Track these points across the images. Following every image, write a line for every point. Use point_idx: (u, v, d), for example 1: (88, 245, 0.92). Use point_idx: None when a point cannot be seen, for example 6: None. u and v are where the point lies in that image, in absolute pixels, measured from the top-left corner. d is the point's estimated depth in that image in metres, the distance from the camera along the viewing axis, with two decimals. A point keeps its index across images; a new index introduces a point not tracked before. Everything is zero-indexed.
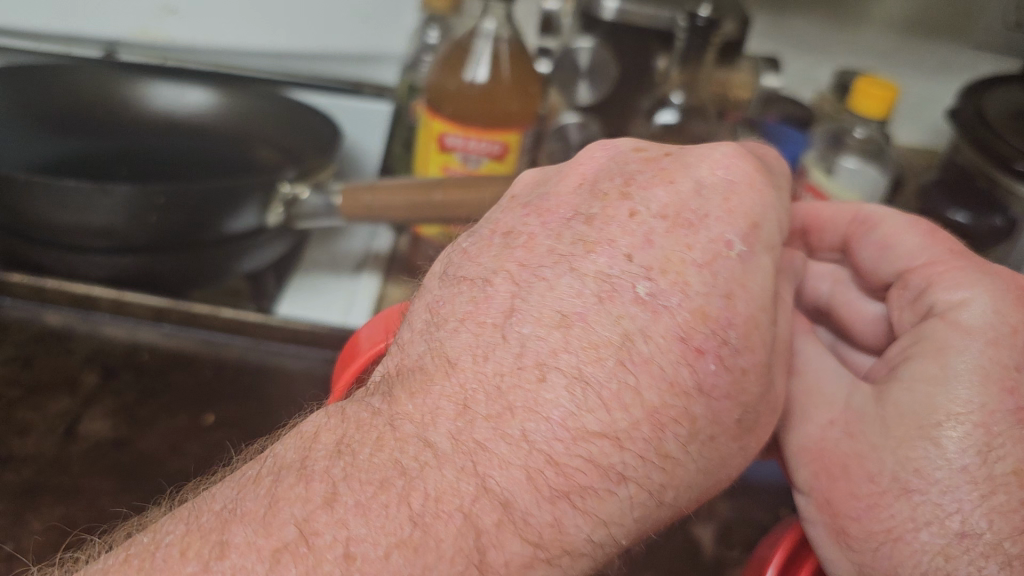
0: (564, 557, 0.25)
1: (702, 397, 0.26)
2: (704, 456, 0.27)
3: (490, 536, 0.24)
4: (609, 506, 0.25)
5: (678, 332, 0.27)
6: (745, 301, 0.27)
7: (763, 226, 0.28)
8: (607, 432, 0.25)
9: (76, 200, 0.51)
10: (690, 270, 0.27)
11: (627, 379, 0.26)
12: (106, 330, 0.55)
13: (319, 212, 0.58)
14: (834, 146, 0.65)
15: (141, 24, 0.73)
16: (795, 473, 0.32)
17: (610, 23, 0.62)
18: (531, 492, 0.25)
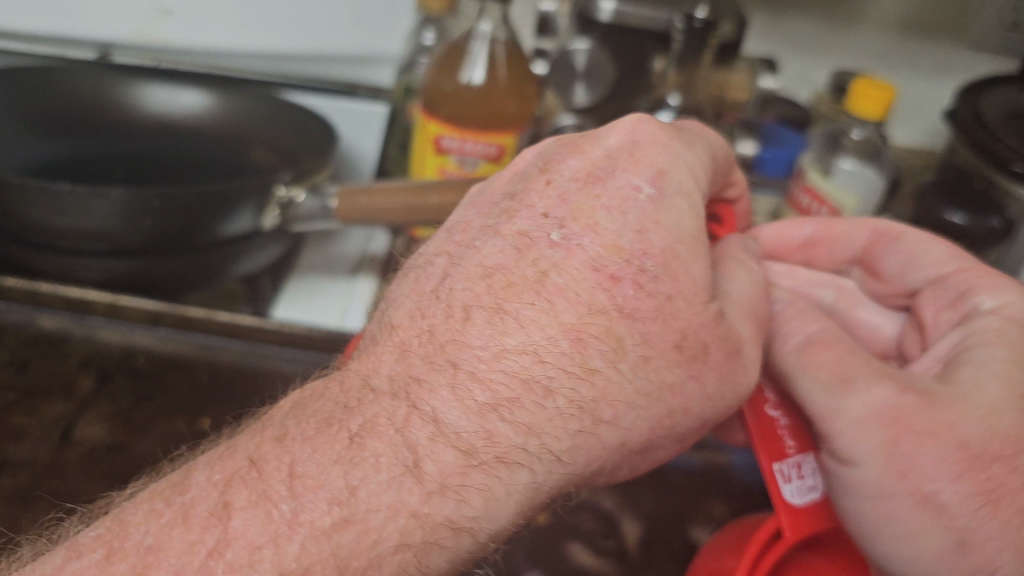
0: (501, 468, 0.28)
1: (626, 318, 0.30)
2: (643, 376, 0.30)
3: (424, 449, 0.29)
4: (537, 417, 0.29)
5: (591, 261, 0.30)
6: (661, 235, 0.31)
7: (671, 172, 0.32)
8: (522, 347, 0.30)
9: (71, 203, 0.51)
10: (600, 213, 0.31)
11: (546, 304, 0.30)
12: (100, 335, 0.54)
13: (316, 215, 0.59)
14: (831, 147, 0.65)
15: (136, 26, 0.73)
16: (858, 445, 0.32)
17: (607, 25, 0.63)
18: (459, 408, 0.29)
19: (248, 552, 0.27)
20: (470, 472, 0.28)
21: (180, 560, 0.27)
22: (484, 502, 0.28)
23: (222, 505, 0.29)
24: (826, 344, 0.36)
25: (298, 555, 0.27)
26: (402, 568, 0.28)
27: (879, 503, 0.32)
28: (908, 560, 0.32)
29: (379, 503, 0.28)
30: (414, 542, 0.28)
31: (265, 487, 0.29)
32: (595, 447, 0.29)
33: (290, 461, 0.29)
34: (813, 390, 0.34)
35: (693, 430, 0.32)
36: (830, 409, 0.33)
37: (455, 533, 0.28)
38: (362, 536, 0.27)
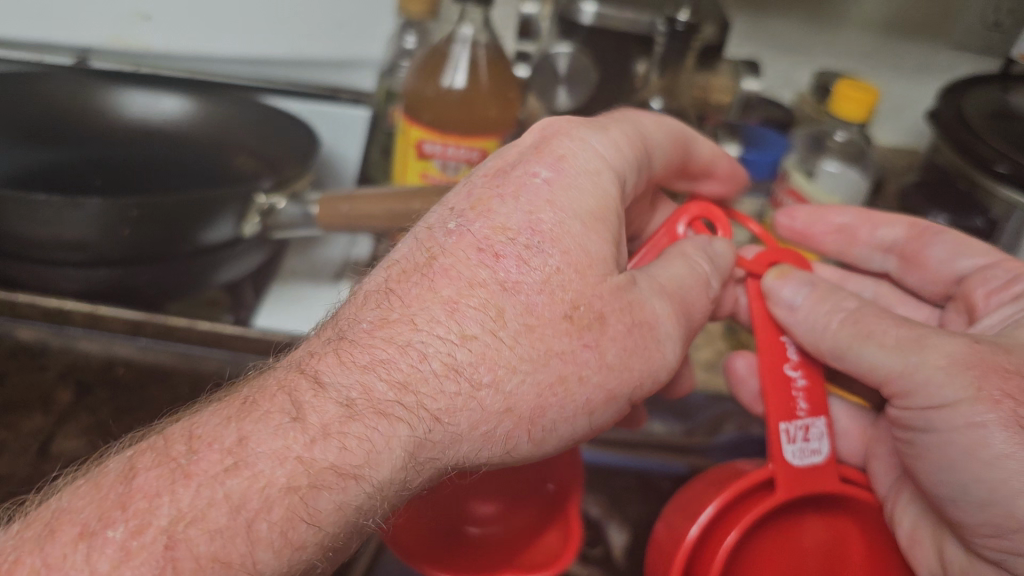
0: (380, 421, 0.29)
1: (507, 291, 0.31)
2: (526, 344, 0.30)
3: (310, 404, 0.29)
4: (412, 376, 0.30)
5: (477, 240, 0.32)
6: (552, 212, 0.33)
7: (573, 155, 0.34)
8: (402, 318, 0.31)
9: (46, 214, 0.50)
10: (495, 202, 0.33)
11: (428, 283, 0.31)
12: (80, 345, 0.53)
13: (297, 222, 0.58)
14: (815, 150, 0.65)
15: (114, 32, 0.72)
16: (946, 385, 0.34)
17: (587, 27, 0.62)
18: (338, 364, 0.30)
19: (147, 502, 0.28)
20: (350, 422, 0.29)
21: (88, 512, 0.28)
22: (366, 452, 0.29)
23: (128, 469, 0.29)
24: (880, 315, 0.38)
25: (192, 499, 0.27)
26: (291, 513, 0.28)
27: (969, 432, 0.34)
28: (995, 484, 0.34)
29: (267, 450, 0.28)
30: (300, 485, 0.28)
31: (166, 449, 0.29)
32: (476, 410, 0.30)
33: (192, 427, 0.30)
34: (880, 356, 0.36)
35: (598, 402, 0.32)
36: (907, 365, 0.35)
37: (342, 479, 0.28)
38: (251, 481, 0.28)
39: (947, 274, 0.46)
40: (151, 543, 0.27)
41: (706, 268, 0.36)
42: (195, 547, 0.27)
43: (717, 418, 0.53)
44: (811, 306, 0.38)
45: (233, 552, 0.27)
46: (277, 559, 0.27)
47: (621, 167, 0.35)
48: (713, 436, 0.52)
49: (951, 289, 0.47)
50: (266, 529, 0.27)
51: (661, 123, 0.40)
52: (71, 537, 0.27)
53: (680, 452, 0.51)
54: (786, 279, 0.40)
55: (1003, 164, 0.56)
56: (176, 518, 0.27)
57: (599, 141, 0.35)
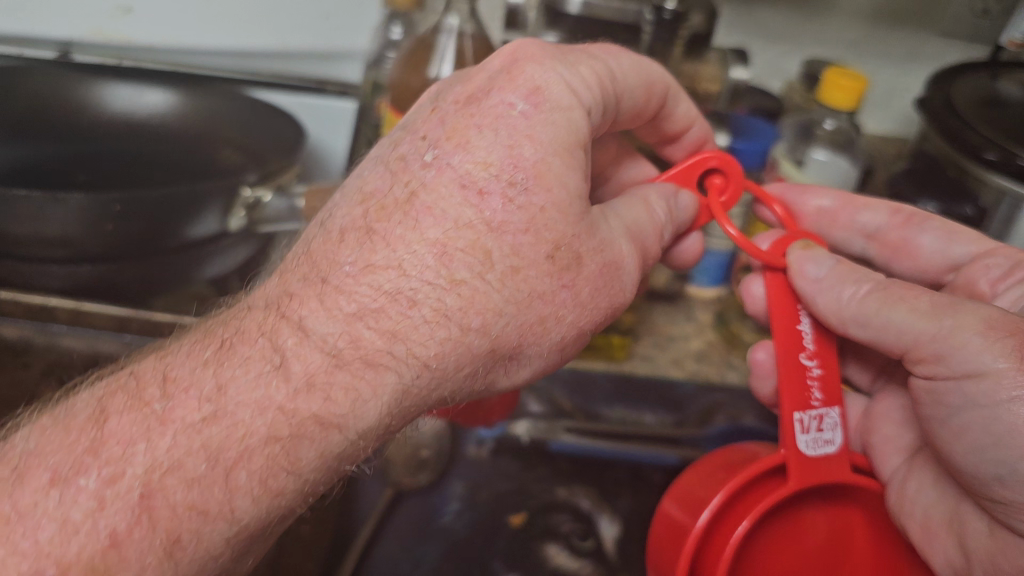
0: (367, 370, 0.29)
1: (494, 232, 0.30)
2: (511, 287, 0.31)
3: (291, 351, 0.30)
4: (401, 323, 0.30)
5: (459, 176, 0.31)
6: (532, 147, 0.31)
7: (548, 88, 0.32)
8: (388, 263, 0.30)
9: (28, 209, 0.49)
10: (472, 132, 0.32)
11: (413, 223, 0.31)
12: (64, 342, 0.53)
13: (283, 217, 0.57)
14: (804, 137, 0.66)
15: (96, 24, 0.70)
16: (984, 353, 0.32)
17: (575, 16, 0.61)
18: (326, 316, 0.30)
19: (121, 448, 0.29)
20: (337, 371, 0.29)
21: (59, 459, 0.29)
22: (351, 401, 0.29)
23: (98, 412, 0.30)
24: (912, 286, 0.36)
25: (169, 448, 0.28)
26: (271, 462, 0.29)
27: (1011, 407, 0.32)
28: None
29: (247, 400, 0.29)
30: (283, 434, 0.29)
31: (138, 392, 0.30)
32: (463, 352, 0.30)
33: (166, 368, 0.31)
34: (910, 320, 0.35)
35: (570, 339, 0.33)
36: (941, 328, 0.33)
37: (324, 430, 0.29)
38: (231, 430, 0.29)
39: (940, 262, 0.45)
40: (126, 492, 0.28)
41: (660, 216, 0.37)
42: (171, 496, 0.28)
43: (710, 406, 0.53)
44: (834, 280, 0.37)
45: (209, 501, 0.28)
46: (254, 506, 0.29)
47: (593, 103, 0.33)
48: (704, 427, 0.52)
49: (944, 278, 0.45)
50: (243, 477, 0.29)
51: (635, 63, 0.37)
52: (41, 483, 0.28)
53: (669, 442, 0.51)
54: (812, 253, 0.39)
55: (990, 151, 0.56)
56: (151, 467, 0.28)
57: (569, 75, 0.33)
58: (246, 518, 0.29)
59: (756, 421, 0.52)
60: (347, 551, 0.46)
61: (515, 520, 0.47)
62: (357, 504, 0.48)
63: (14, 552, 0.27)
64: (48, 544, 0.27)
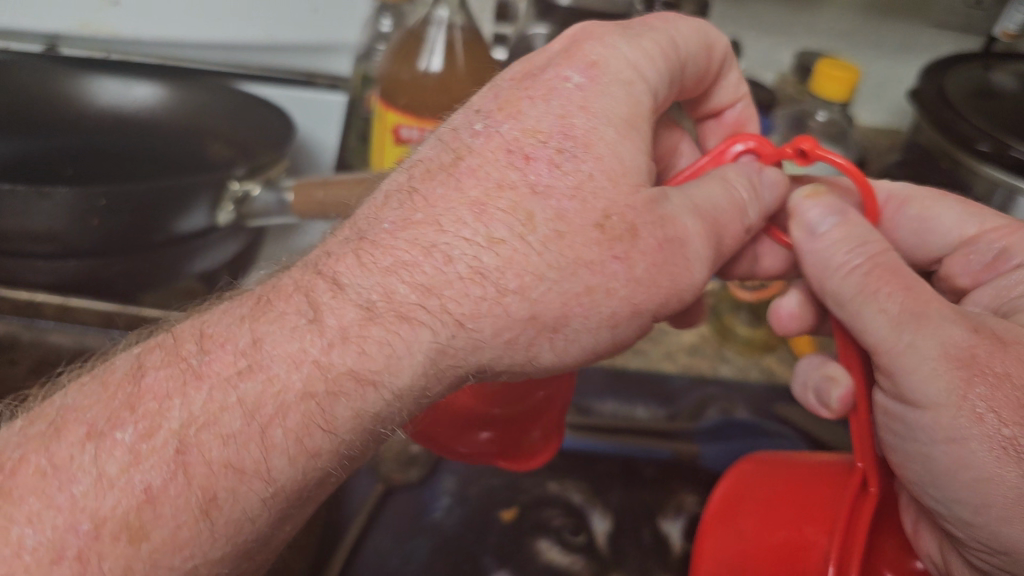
0: (402, 325, 0.28)
1: (538, 194, 0.29)
2: (554, 251, 0.28)
3: (327, 305, 0.28)
4: (436, 279, 0.28)
5: (506, 142, 0.30)
6: (585, 117, 0.30)
7: (607, 62, 0.31)
8: (427, 219, 0.29)
9: (12, 206, 0.48)
10: (525, 104, 0.31)
11: (455, 184, 0.30)
12: (51, 338, 0.53)
13: (272, 210, 0.56)
14: (796, 129, 0.65)
15: (84, 16, 0.69)
16: (926, 389, 0.30)
17: (566, 9, 0.61)
18: (359, 267, 0.29)
19: (157, 403, 0.27)
20: (371, 325, 0.28)
21: (95, 412, 0.27)
22: (387, 356, 0.28)
23: (136, 367, 0.28)
24: (903, 271, 0.33)
25: (203, 403, 0.27)
26: (307, 417, 0.27)
27: (951, 448, 0.30)
28: (980, 507, 0.30)
29: (282, 352, 0.27)
30: (317, 392, 0.27)
31: (177, 348, 0.28)
32: (501, 317, 0.28)
33: (202, 325, 0.29)
34: (879, 321, 0.32)
35: (624, 315, 0.30)
36: (899, 344, 0.31)
37: (361, 385, 0.27)
38: (266, 385, 0.27)
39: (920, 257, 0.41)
40: (162, 447, 0.26)
41: (744, 196, 0.33)
42: (208, 452, 0.26)
43: (702, 400, 0.53)
44: (836, 237, 0.34)
45: (246, 459, 0.26)
46: (292, 466, 0.27)
47: (658, 79, 0.32)
48: (696, 421, 0.52)
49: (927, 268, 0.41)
50: (280, 435, 0.27)
51: (695, 27, 0.35)
52: (79, 437, 0.27)
53: (662, 437, 0.51)
54: (820, 198, 0.35)
55: (983, 142, 0.56)
56: (187, 421, 0.27)
57: (630, 49, 0.32)
58: (282, 480, 0.27)
59: (749, 416, 0.52)
60: (333, 552, 0.45)
61: (505, 515, 0.47)
62: (346, 502, 0.47)
63: (48, 506, 0.25)
64: (83, 499, 0.25)
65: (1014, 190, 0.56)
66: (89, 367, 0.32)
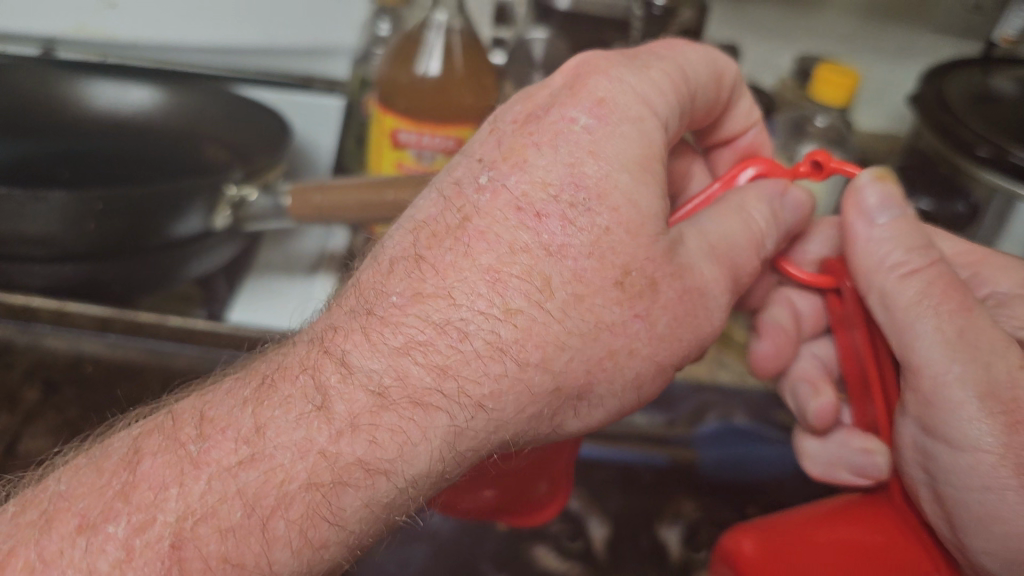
0: (416, 410, 0.27)
1: (552, 256, 0.29)
2: (575, 317, 0.28)
3: (335, 390, 0.27)
4: (453, 358, 0.28)
5: (514, 199, 0.29)
6: (595, 166, 0.29)
7: (613, 99, 0.30)
8: (439, 292, 0.28)
9: (8, 208, 0.48)
10: (530, 151, 0.30)
11: (464, 249, 0.29)
12: (48, 342, 0.52)
13: (268, 213, 0.56)
14: (796, 134, 0.65)
15: (80, 21, 0.70)
16: (968, 431, 0.31)
17: (564, 13, 0.62)
18: (368, 347, 0.28)
19: (152, 494, 0.27)
20: (382, 412, 0.27)
21: (88, 502, 0.27)
22: (400, 445, 0.27)
23: (133, 453, 0.28)
24: (952, 287, 0.34)
25: (201, 495, 0.26)
26: (310, 509, 0.26)
27: (986, 497, 0.31)
28: (1007, 558, 0.31)
29: (287, 441, 0.27)
30: (325, 482, 0.26)
31: (175, 432, 0.28)
32: (523, 392, 0.28)
33: (203, 406, 0.29)
34: (935, 340, 0.32)
35: (649, 375, 0.30)
36: (948, 373, 0.32)
37: (370, 475, 0.27)
38: (267, 476, 0.26)
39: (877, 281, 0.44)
40: (156, 542, 0.26)
41: (761, 225, 0.33)
42: (204, 547, 0.26)
43: (700, 407, 0.53)
44: (892, 234, 0.35)
45: (245, 554, 0.26)
46: (295, 558, 0.26)
47: (670, 112, 0.32)
48: (696, 428, 0.51)
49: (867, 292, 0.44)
50: (282, 527, 0.26)
51: (704, 56, 0.35)
52: (69, 529, 0.26)
53: (657, 442, 0.50)
54: (887, 186, 0.35)
55: (983, 148, 0.55)
56: (183, 514, 0.26)
57: (637, 82, 0.31)
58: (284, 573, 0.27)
59: (747, 422, 0.52)
60: None
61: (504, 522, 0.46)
62: None
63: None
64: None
65: (1012, 196, 0.56)
66: (89, 445, 0.31)
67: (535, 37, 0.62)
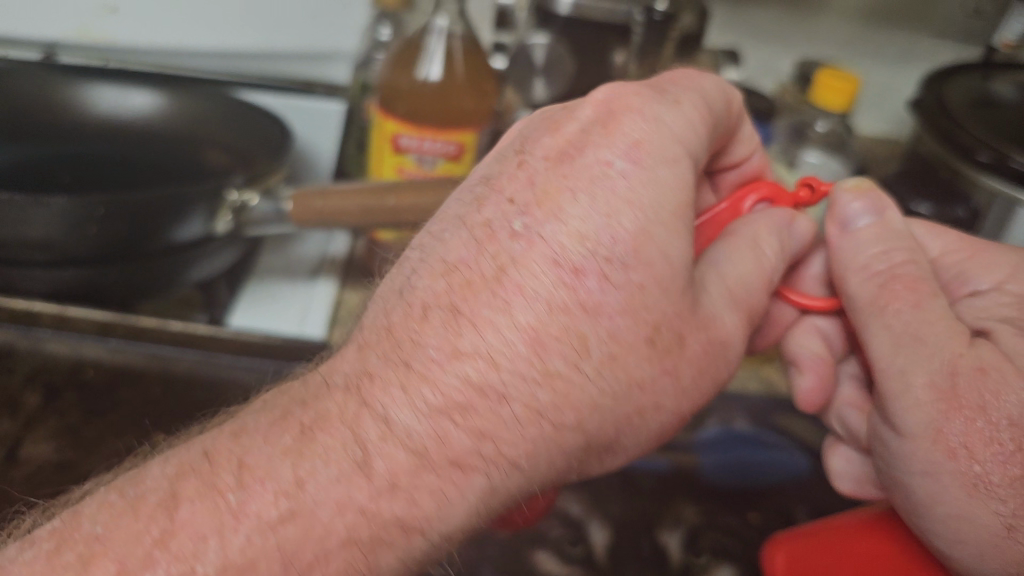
0: (455, 472, 0.28)
1: (590, 315, 0.29)
2: (609, 378, 0.29)
3: (374, 447, 0.28)
4: (492, 424, 0.28)
5: (553, 257, 0.29)
6: (633, 217, 0.29)
7: (650, 143, 0.30)
8: (478, 352, 0.28)
9: (10, 214, 0.48)
10: (564, 197, 0.29)
11: (503, 305, 0.28)
12: (48, 347, 0.52)
13: (268, 219, 0.57)
14: (796, 139, 0.66)
15: (82, 24, 0.69)
16: (906, 420, 0.33)
17: (565, 17, 0.61)
18: (408, 406, 0.28)
19: (192, 544, 0.27)
20: (423, 474, 0.27)
21: (113, 538, 0.27)
22: (439, 505, 0.28)
23: (168, 493, 0.28)
24: (915, 283, 0.35)
25: (241, 548, 0.27)
26: (350, 565, 0.27)
27: (925, 480, 0.32)
28: (957, 541, 0.31)
29: (327, 500, 0.27)
30: (363, 539, 0.27)
31: (211, 478, 0.28)
32: (556, 452, 0.29)
33: (230, 440, 0.29)
34: (882, 337, 0.34)
35: (671, 424, 0.32)
36: (893, 365, 0.33)
37: (407, 534, 0.28)
38: (308, 533, 0.27)
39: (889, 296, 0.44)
40: None
41: (771, 258, 0.35)
42: None
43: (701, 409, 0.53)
44: (868, 236, 0.38)
45: None
46: None
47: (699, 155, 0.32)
48: (695, 431, 0.51)
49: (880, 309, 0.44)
50: None
51: (720, 87, 0.35)
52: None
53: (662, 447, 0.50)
54: (861, 193, 0.39)
55: (983, 153, 0.56)
56: (225, 567, 0.27)
57: (671, 120, 0.31)
58: None
59: (748, 428, 0.52)
60: None
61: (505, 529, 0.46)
62: None
63: None
64: None
65: (1012, 202, 0.56)
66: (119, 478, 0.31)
67: (535, 40, 0.63)
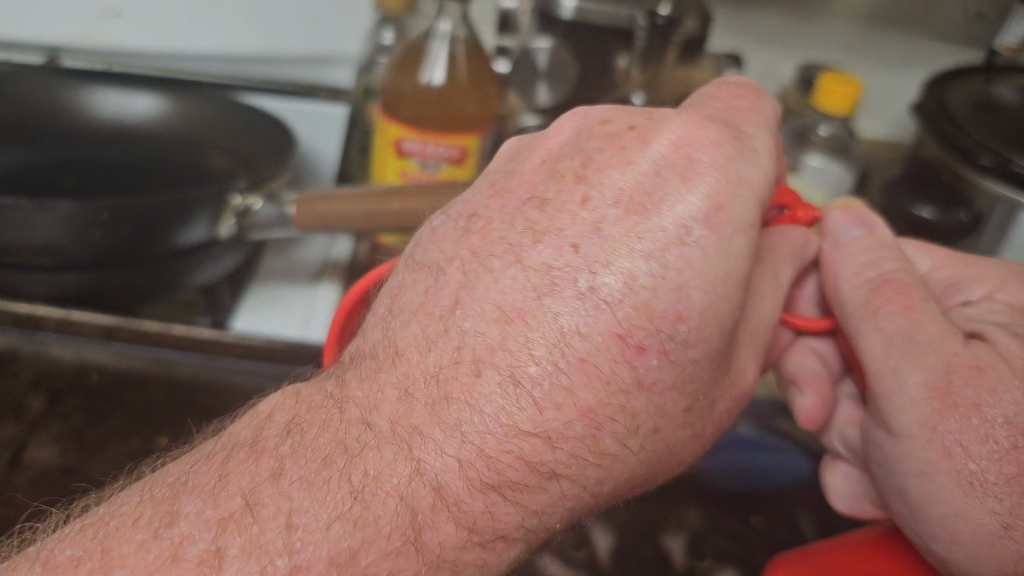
0: (497, 543, 0.27)
1: (643, 391, 0.28)
2: (649, 449, 0.29)
3: (425, 518, 0.26)
4: (546, 504, 0.28)
5: (618, 331, 0.27)
6: (702, 292, 0.27)
7: (732, 208, 0.28)
8: (537, 431, 0.27)
9: (14, 219, 0.48)
10: (636, 263, 0.27)
11: (563, 382, 0.27)
12: (52, 351, 0.52)
13: (274, 223, 0.56)
14: (799, 142, 0.66)
15: (84, 29, 0.69)
16: (897, 420, 0.33)
17: (567, 22, 0.62)
18: (462, 480, 0.26)
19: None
20: (470, 549, 0.27)
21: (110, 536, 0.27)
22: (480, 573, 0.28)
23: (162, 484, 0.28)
24: (905, 289, 0.35)
25: None
26: None
27: (922, 480, 0.32)
28: (953, 539, 0.31)
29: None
30: None
31: (255, 538, 0.25)
32: (586, 508, 0.29)
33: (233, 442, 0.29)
34: (875, 340, 0.34)
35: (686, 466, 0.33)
36: (886, 365, 0.33)
37: None
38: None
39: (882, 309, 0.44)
40: None
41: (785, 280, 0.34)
42: None
43: None
44: (857, 250, 0.38)
45: None
46: None
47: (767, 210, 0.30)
48: None
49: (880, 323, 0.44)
50: None
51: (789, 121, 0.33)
52: None
53: None
54: (849, 211, 0.39)
55: (985, 156, 0.55)
56: None
57: (750, 175, 0.29)
58: None
59: (752, 431, 0.52)
60: None
61: None
62: None
63: None
64: None
65: (1015, 205, 0.55)
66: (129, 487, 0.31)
67: (538, 45, 0.62)
